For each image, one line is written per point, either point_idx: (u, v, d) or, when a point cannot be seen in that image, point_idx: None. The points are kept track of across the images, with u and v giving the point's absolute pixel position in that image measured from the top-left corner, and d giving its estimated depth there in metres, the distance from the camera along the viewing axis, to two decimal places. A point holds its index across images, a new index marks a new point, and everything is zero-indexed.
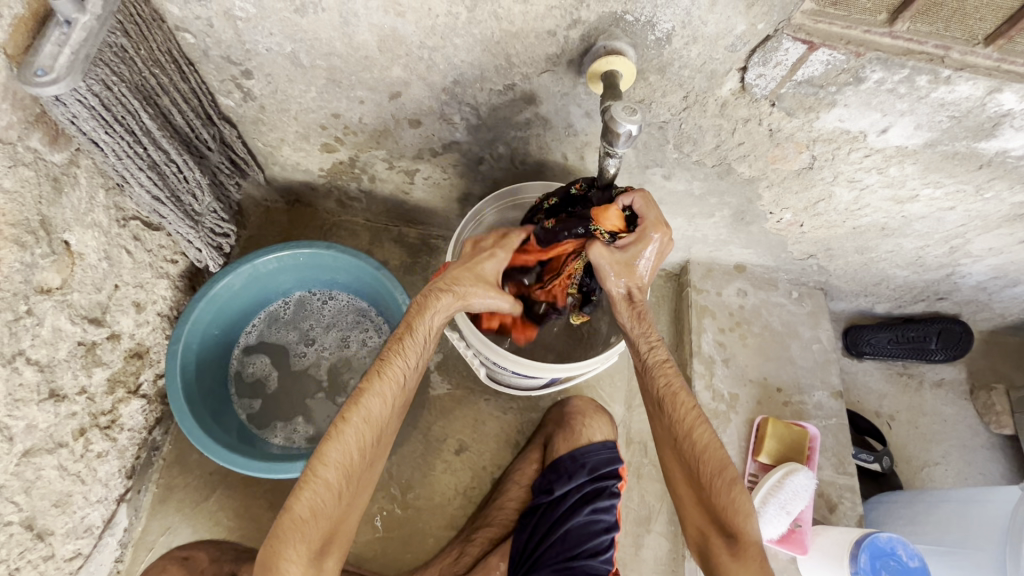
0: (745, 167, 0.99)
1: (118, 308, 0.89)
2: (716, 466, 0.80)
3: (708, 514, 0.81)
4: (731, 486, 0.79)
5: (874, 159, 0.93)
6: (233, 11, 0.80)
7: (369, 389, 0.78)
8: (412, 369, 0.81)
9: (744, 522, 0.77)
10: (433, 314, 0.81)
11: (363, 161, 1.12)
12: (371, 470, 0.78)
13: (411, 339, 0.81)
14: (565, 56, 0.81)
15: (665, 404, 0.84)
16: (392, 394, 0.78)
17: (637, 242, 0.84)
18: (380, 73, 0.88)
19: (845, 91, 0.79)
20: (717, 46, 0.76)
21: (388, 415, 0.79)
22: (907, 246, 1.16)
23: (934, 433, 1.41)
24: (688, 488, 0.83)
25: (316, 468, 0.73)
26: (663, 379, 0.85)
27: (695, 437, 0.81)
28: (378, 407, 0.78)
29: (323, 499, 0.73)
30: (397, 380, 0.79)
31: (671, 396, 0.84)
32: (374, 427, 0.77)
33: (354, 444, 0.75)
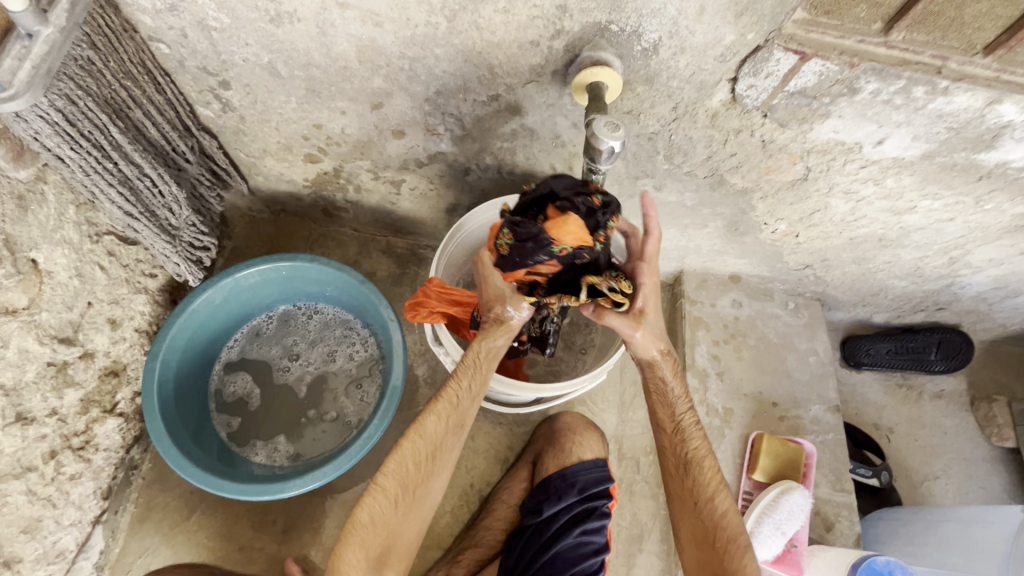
0: (738, 178, 0.96)
1: (92, 326, 0.87)
2: (732, 532, 0.81)
3: None
4: (745, 552, 0.80)
5: (871, 171, 0.90)
6: (206, 21, 0.77)
7: (429, 406, 0.82)
8: (469, 388, 0.82)
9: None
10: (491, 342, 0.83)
11: (347, 172, 1.10)
12: (432, 486, 0.79)
13: (469, 362, 0.84)
14: (550, 67, 0.78)
15: (689, 465, 0.85)
16: (448, 412, 0.81)
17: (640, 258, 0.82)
18: (361, 84, 0.86)
19: (839, 102, 0.77)
20: (706, 56, 0.74)
21: (444, 432, 0.81)
22: (905, 257, 1.13)
23: (934, 446, 1.38)
24: (697, 548, 0.83)
25: (377, 477, 0.78)
26: (690, 442, 0.85)
27: (715, 502, 0.83)
28: (434, 423, 0.81)
29: (380, 509, 0.77)
30: (452, 398, 0.82)
31: (697, 459, 0.85)
32: (429, 443, 0.80)
33: (410, 456, 0.79)
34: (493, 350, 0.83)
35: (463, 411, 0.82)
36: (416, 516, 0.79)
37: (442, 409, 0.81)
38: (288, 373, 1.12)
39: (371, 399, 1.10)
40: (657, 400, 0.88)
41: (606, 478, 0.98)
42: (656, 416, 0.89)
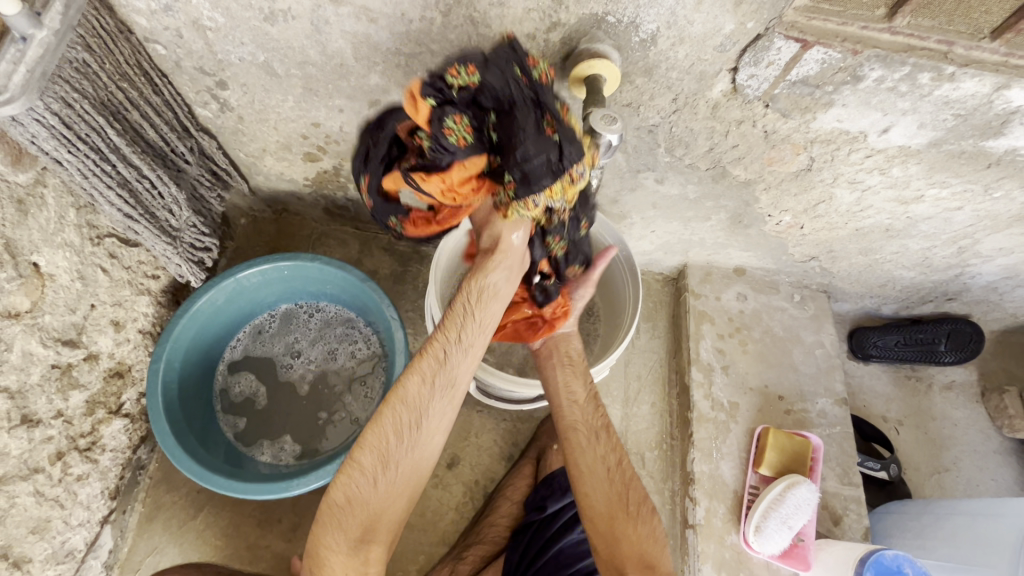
0: (740, 170, 0.95)
1: (95, 327, 0.88)
2: (640, 496, 0.87)
3: (628, 542, 0.82)
4: (650, 513, 0.86)
5: (876, 160, 0.88)
6: (202, 20, 0.77)
7: (410, 368, 0.78)
8: (458, 341, 0.78)
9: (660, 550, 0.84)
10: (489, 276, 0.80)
11: (347, 170, 1.09)
12: (417, 454, 0.76)
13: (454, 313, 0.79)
14: (547, 60, 0.77)
15: (601, 434, 0.90)
16: (432, 371, 0.77)
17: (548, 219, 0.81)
18: (357, 81, 0.85)
19: (843, 91, 0.75)
20: (705, 46, 0.73)
21: (428, 395, 0.77)
22: (913, 247, 1.11)
23: (944, 438, 1.36)
24: (608, 518, 0.84)
25: (353, 453, 0.76)
26: (598, 410, 0.91)
27: (624, 468, 0.88)
28: (416, 386, 0.77)
29: (359, 486, 0.75)
30: (438, 356, 0.78)
31: (606, 428, 0.91)
32: (411, 408, 0.76)
33: (391, 428, 0.76)
34: (485, 288, 0.80)
35: (450, 368, 0.78)
36: (399, 490, 0.76)
37: (426, 368, 0.78)
38: (291, 371, 1.12)
39: (373, 397, 1.10)
40: (563, 370, 0.93)
41: None
42: (565, 386, 0.92)
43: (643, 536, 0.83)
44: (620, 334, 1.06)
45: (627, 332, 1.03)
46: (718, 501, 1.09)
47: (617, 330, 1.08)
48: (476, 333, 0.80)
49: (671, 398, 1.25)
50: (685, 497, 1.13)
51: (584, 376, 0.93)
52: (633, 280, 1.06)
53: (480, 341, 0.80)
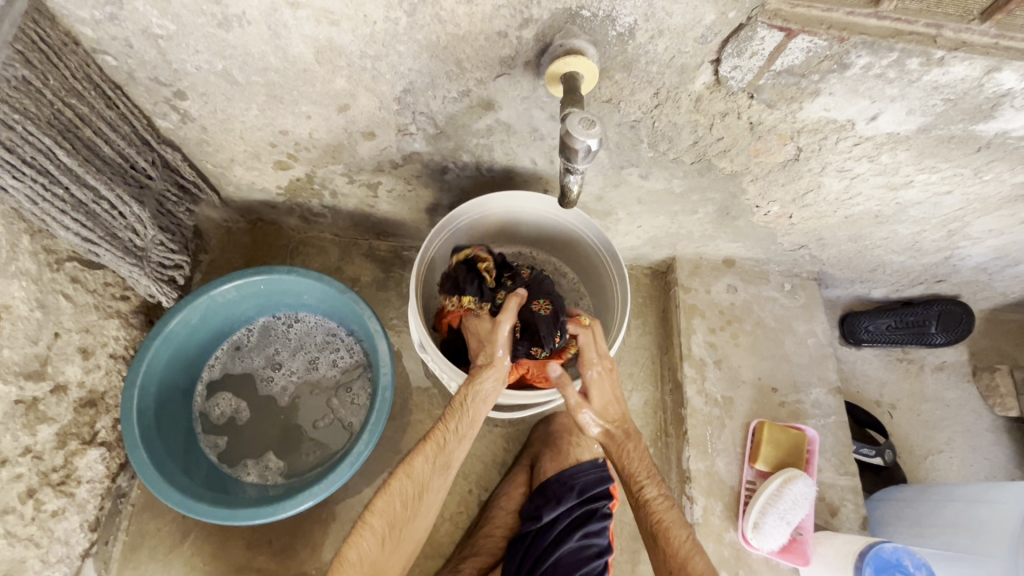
0: (726, 162, 0.92)
1: (61, 357, 0.84)
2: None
3: None
4: None
5: (864, 148, 0.86)
6: (151, 29, 0.72)
7: (417, 449, 0.83)
8: (457, 431, 0.85)
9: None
10: (487, 381, 0.88)
11: (321, 177, 1.05)
12: (414, 527, 0.81)
13: (459, 406, 0.86)
14: (521, 58, 0.73)
15: (658, 537, 0.82)
16: (434, 452, 0.83)
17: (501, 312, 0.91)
18: (323, 86, 0.81)
19: (829, 79, 0.73)
20: (685, 39, 0.69)
21: (431, 473, 0.82)
22: (903, 232, 1.10)
23: (937, 420, 1.37)
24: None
25: (365, 517, 0.78)
26: (649, 510, 0.85)
27: (690, 566, 0.79)
28: (421, 465, 0.82)
29: (368, 549, 0.76)
30: (439, 441, 0.84)
31: (665, 527, 0.83)
32: (416, 483, 0.81)
33: (399, 497, 0.80)
34: (481, 391, 0.87)
35: (450, 451, 0.84)
36: (397, 557, 0.79)
37: (428, 450, 0.83)
38: (272, 385, 1.09)
39: (360, 405, 1.08)
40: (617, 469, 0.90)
41: (606, 478, 0.96)
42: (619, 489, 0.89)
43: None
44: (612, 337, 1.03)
45: (620, 333, 1.00)
46: (715, 498, 1.08)
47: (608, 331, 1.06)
48: (472, 423, 0.86)
49: (664, 395, 1.23)
50: (682, 495, 1.11)
51: (639, 476, 0.87)
52: (620, 282, 1.03)
53: (475, 432, 0.87)
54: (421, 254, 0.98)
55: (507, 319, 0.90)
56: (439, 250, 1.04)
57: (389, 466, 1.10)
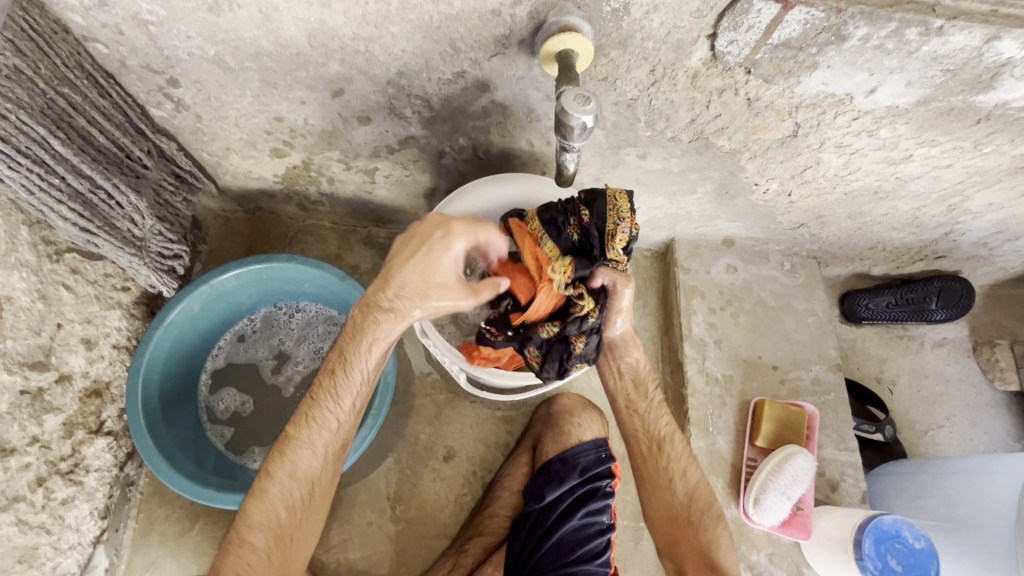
0: (725, 140, 0.91)
1: (64, 347, 0.85)
2: (705, 503, 0.87)
3: (696, 552, 0.84)
4: (716, 522, 0.86)
5: (863, 122, 0.85)
6: (141, 14, 0.71)
7: (296, 438, 0.77)
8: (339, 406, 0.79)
9: (726, 555, 0.84)
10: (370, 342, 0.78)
11: (318, 164, 1.05)
12: (307, 528, 0.77)
13: (343, 379, 0.78)
14: (515, 37, 0.72)
15: (663, 444, 0.90)
16: (321, 444, 0.77)
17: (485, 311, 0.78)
18: (317, 70, 0.80)
19: (827, 52, 0.72)
20: (681, 13, 0.68)
21: (318, 467, 0.78)
22: (902, 208, 1.10)
23: (937, 395, 1.37)
24: (669, 525, 0.88)
25: (241, 532, 0.74)
26: (660, 418, 0.92)
27: (688, 475, 0.88)
28: (305, 459, 0.77)
29: (253, 566, 0.73)
30: (329, 426, 0.78)
31: (670, 436, 0.91)
32: (302, 482, 0.76)
33: (281, 504, 0.76)
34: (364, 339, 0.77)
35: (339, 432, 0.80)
36: (293, 561, 0.76)
37: (313, 439, 0.78)
38: (277, 375, 1.10)
39: None
40: (625, 383, 0.93)
41: (607, 458, 0.96)
42: (624, 394, 0.94)
43: (703, 536, 0.85)
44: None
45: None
46: (717, 475, 1.09)
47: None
48: (354, 392, 0.79)
49: (665, 375, 1.24)
50: None
51: (647, 387, 0.94)
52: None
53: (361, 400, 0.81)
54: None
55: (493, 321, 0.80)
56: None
57: (392, 449, 1.12)
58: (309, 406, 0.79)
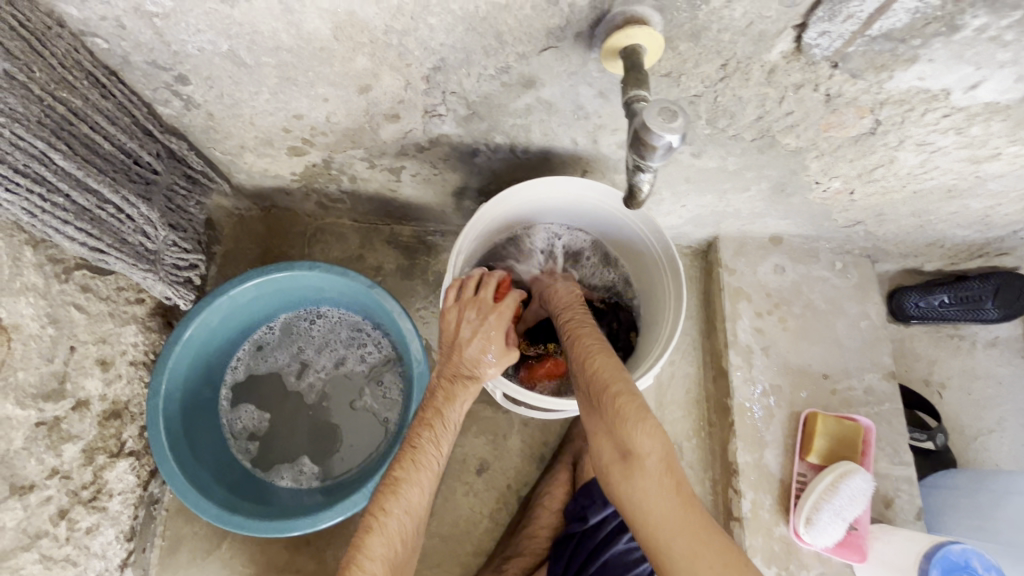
0: (792, 138, 0.83)
1: (79, 371, 0.79)
2: (611, 388, 0.72)
3: (610, 441, 0.70)
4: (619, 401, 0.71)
5: (954, 119, 0.76)
6: (145, 5, 0.63)
7: (405, 477, 0.70)
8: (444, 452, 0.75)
9: (642, 432, 0.67)
10: (461, 404, 0.77)
11: (339, 162, 0.97)
12: (412, 564, 0.69)
13: (442, 426, 0.75)
14: (572, 28, 0.63)
15: (574, 349, 0.81)
16: (431, 481, 0.72)
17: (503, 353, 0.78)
18: (342, 65, 0.71)
19: (932, 44, 0.62)
20: (770, 1, 0.58)
21: (427, 505, 0.71)
22: (974, 206, 1.01)
23: (988, 398, 1.31)
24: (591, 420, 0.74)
25: (361, 562, 0.64)
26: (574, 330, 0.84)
27: (594, 368, 0.75)
28: (418, 496, 0.70)
29: None
30: (434, 466, 0.73)
31: (580, 341, 0.80)
32: (416, 517, 0.69)
33: (398, 533, 0.67)
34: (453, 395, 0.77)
35: (439, 473, 0.74)
36: None
37: (423, 478, 0.71)
38: (301, 386, 1.04)
39: (393, 401, 1.02)
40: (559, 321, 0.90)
41: None
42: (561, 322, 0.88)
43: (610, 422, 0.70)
44: (663, 333, 0.91)
45: (677, 325, 0.87)
46: (765, 492, 1.03)
47: (658, 327, 0.93)
48: (450, 438, 0.76)
49: (706, 382, 1.17)
50: (728, 488, 1.07)
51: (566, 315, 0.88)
52: (675, 281, 0.91)
53: (453, 439, 0.77)
54: (473, 220, 0.86)
55: (496, 368, 0.77)
56: (487, 224, 0.91)
57: None
58: (410, 448, 0.73)
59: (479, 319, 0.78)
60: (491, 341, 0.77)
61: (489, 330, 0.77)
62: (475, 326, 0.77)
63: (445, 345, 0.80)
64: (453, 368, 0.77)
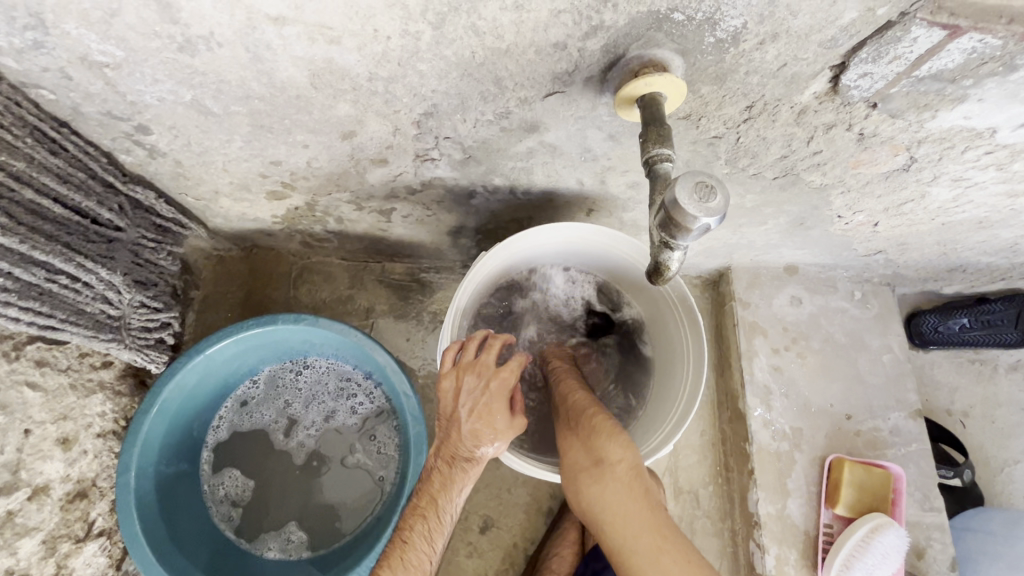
0: (817, 176, 0.76)
1: (37, 455, 0.71)
2: (584, 406, 0.77)
3: (583, 455, 0.73)
4: (593, 417, 0.75)
5: (996, 156, 0.69)
6: (92, 56, 0.55)
7: None
8: (436, 547, 0.68)
9: (613, 441, 0.72)
10: (459, 492, 0.70)
11: (323, 205, 0.89)
12: None
13: (436, 519, 0.68)
14: (582, 73, 0.56)
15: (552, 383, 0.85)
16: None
17: (505, 429, 0.70)
18: (322, 113, 0.64)
19: (984, 84, 0.55)
20: (807, 43, 0.51)
21: None
22: (1004, 236, 0.95)
23: (1013, 426, 1.25)
24: (564, 442, 0.77)
25: None
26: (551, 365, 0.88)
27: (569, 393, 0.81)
28: None
29: None
30: (424, 565, 0.65)
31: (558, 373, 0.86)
32: None
33: None
34: (448, 479, 0.70)
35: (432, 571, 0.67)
36: None
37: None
38: (289, 444, 0.96)
39: (387, 458, 0.94)
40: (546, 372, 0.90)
41: None
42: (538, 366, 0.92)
43: (582, 431, 0.75)
44: (685, 385, 0.84)
45: (700, 376, 0.80)
46: (789, 546, 0.97)
47: (678, 376, 0.86)
48: (444, 531, 0.69)
49: (721, 422, 1.11)
50: (749, 540, 1.00)
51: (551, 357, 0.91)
52: (691, 325, 0.84)
53: (449, 530, 0.70)
54: (473, 270, 0.79)
55: (495, 447, 0.70)
56: (488, 273, 0.85)
57: None
58: (398, 546, 0.66)
59: (480, 391, 0.70)
60: (492, 417, 0.70)
61: (490, 404, 0.70)
62: (475, 397, 0.70)
63: (444, 416, 0.71)
64: (449, 449, 0.70)
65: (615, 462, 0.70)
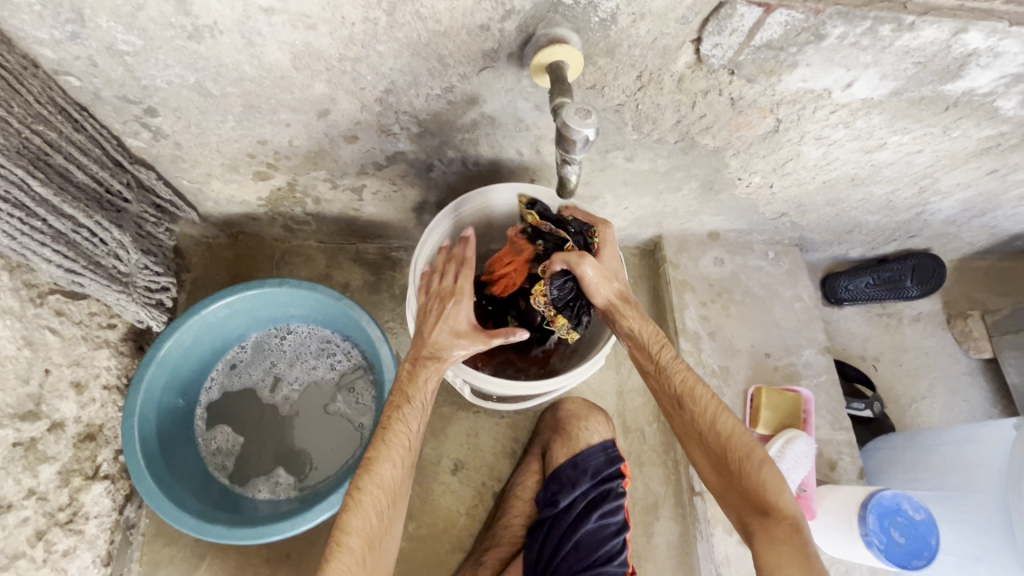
0: (709, 138, 0.94)
1: (53, 394, 0.83)
2: (743, 450, 0.78)
3: (743, 500, 0.77)
4: (760, 466, 0.77)
5: (841, 114, 0.88)
6: (116, 45, 0.69)
7: (377, 456, 0.75)
8: (416, 429, 0.80)
9: (779, 496, 0.75)
10: (425, 381, 0.81)
11: (303, 184, 1.03)
12: (391, 536, 0.74)
13: (409, 407, 0.79)
14: (504, 50, 0.72)
15: (682, 398, 0.82)
16: (403, 456, 0.77)
17: (464, 335, 0.82)
18: (302, 92, 0.79)
19: (806, 51, 0.74)
20: (667, 20, 0.69)
21: (401, 478, 0.76)
22: (877, 192, 1.14)
23: (918, 368, 1.44)
24: (714, 475, 0.80)
25: (340, 537, 0.69)
26: (674, 371, 0.83)
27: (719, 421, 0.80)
28: (391, 470, 0.75)
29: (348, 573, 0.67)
30: (404, 442, 0.77)
31: (689, 391, 0.82)
32: (389, 490, 0.74)
33: (374, 510, 0.72)
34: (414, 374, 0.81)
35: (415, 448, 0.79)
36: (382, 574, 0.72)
37: (395, 454, 0.76)
38: (276, 400, 1.07)
39: (365, 407, 1.06)
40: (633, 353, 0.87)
41: (616, 459, 0.97)
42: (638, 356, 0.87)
43: (749, 489, 0.76)
44: None
45: None
46: None
47: None
48: (417, 417, 0.80)
49: None
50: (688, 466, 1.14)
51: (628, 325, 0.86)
52: None
53: (427, 415, 0.82)
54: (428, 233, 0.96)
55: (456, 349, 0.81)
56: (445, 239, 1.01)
57: None
58: (379, 431, 0.78)
59: (441, 307, 0.84)
60: (450, 325, 0.83)
61: (450, 315, 0.83)
62: (439, 313, 0.84)
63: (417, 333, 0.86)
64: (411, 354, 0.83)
65: (787, 526, 0.73)
